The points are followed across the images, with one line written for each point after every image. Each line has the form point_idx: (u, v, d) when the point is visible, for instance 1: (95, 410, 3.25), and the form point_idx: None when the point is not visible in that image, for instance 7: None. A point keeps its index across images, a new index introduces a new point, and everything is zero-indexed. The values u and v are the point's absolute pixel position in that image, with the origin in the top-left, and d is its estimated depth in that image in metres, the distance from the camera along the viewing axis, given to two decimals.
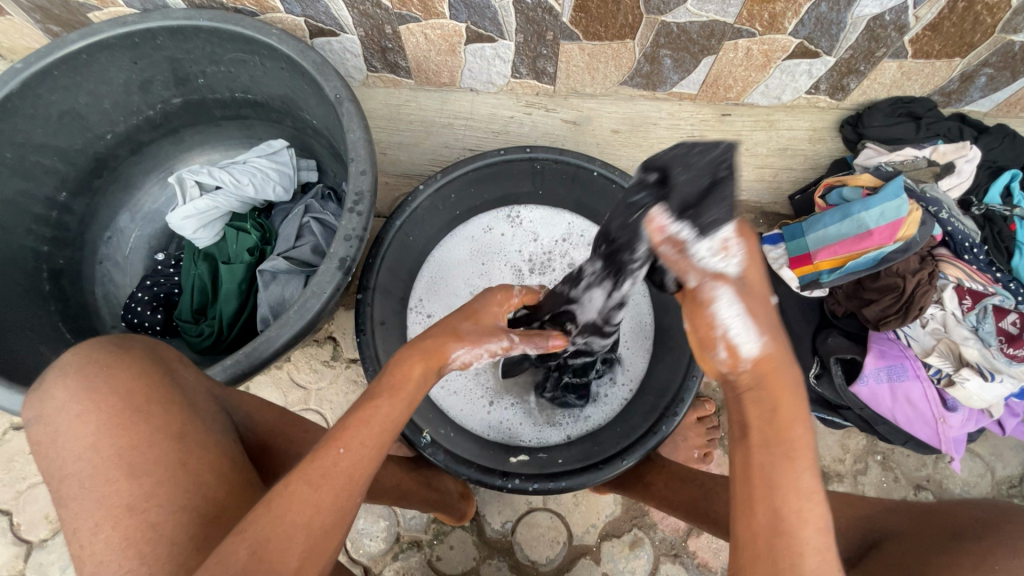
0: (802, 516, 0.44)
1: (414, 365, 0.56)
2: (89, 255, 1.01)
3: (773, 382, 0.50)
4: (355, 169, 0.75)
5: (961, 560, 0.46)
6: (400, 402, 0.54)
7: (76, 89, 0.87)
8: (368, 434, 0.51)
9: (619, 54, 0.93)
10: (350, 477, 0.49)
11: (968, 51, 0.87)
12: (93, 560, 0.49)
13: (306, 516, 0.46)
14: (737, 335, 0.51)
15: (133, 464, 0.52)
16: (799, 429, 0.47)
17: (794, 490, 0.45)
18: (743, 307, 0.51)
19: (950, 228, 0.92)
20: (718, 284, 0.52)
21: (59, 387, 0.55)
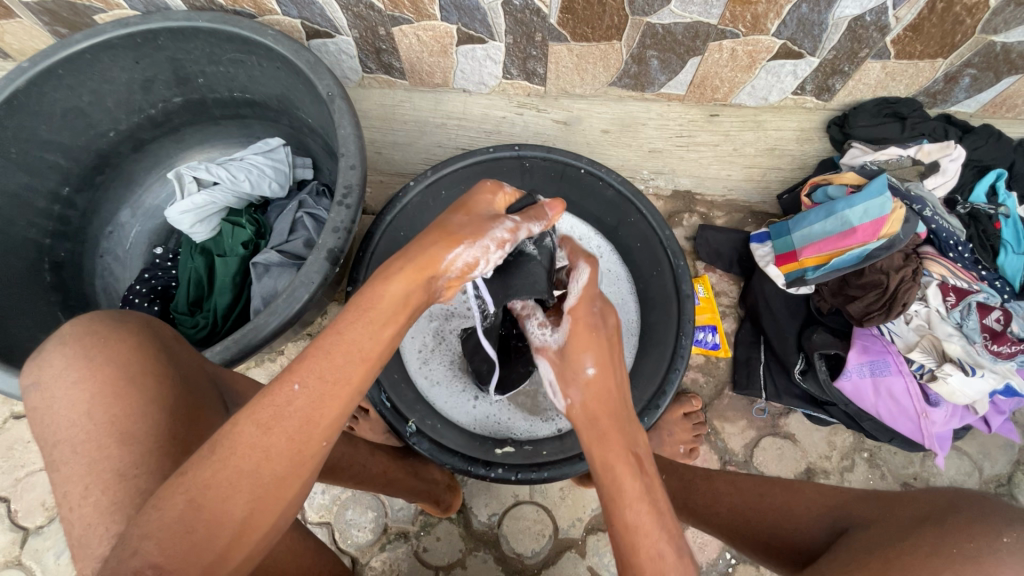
0: (637, 542, 0.54)
1: (393, 281, 0.55)
2: (90, 249, 1.04)
3: (593, 428, 0.62)
4: (345, 164, 0.77)
5: (918, 539, 0.50)
6: (374, 328, 0.53)
7: (79, 88, 0.90)
8: (326, 366, 0.51)
9: (606, 55, 0.95)
10: (307, 411, 0.49)
11: (951, 51, 0.88)
12: (82, 522, 0.52)
13: (255, 459, 0.47)
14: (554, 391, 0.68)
15: (124, 431, 0.55)
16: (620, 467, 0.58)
17: (624, 524, 0.55)
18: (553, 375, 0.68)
19: (935, 225, 0.93)
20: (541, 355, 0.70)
21: (57, 353, 0.58)
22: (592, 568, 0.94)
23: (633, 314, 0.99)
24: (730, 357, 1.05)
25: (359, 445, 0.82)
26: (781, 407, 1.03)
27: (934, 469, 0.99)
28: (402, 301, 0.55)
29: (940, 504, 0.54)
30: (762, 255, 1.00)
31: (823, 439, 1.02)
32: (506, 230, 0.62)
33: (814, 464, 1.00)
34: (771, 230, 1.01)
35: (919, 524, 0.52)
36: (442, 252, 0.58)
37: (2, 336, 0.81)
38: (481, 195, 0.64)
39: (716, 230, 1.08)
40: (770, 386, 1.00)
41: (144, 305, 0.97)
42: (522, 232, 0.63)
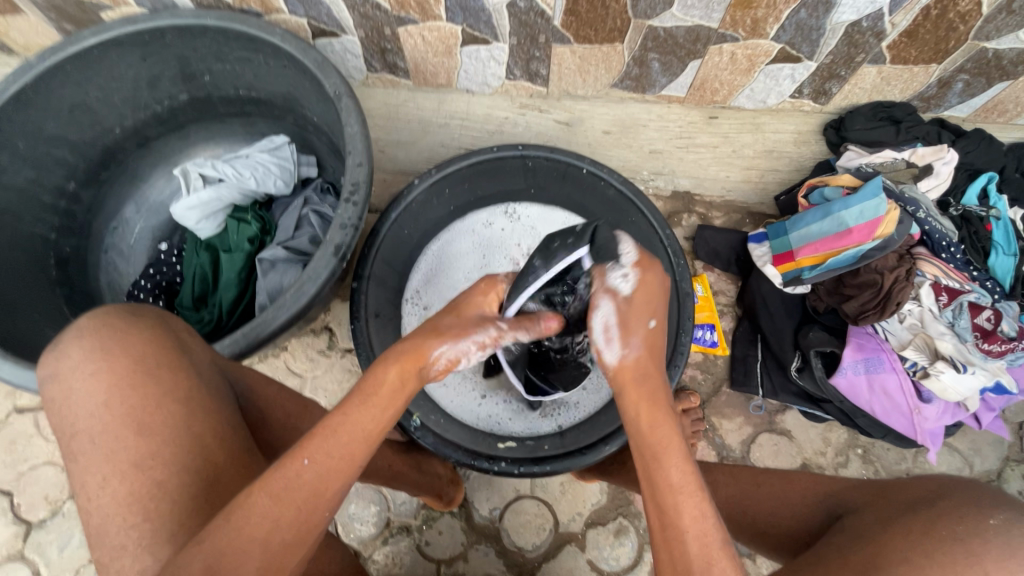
0: (680, 507, 0.50)
1: (389, 367, 0.60)
2: (95, 244, 1.05)
3: (638, 383, 0.59)
4: (352, 161, 0.79)
5: (912, 525, 0.53)
6: (375, 409, 0.57)
7: (87, 84, 0.91)
8: (335, 443, 0.53)
9: (609, 57, 0.97)
10: (315, 491, 0.51)
11: (944, 57, 0.90)
12: (99, 513, 0.53)
13: (267, 528, 0.49)
14: (605, 342, 0.62)
15: (141, 422, 0.56)
16: (661, 424, 0.56)
17: (665, 483, 0.52)
18: (614, 321, 0.61)
19: (928, 226, 0.95)
20: (603, 297, 0.63)
21: (74, 346, 0.59)
22: (592, 562, 0.95)
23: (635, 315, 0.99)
24: (727, 354, 1.08)
25: None
26: (777, 405, 1.05)
27: (926, 465, 1.02)
28: (397, 387, 0.59)
29: (926, 491, 0.56)
30: (759, 254, 1.03)
31: (818, 436, 1.04)
32: (490, 335, 0.66)
33: (810, 459, 1.02)
34: (769, 231, 1.03)
35: (907, 509, 0.55)
36: (428, 346, 0.62)
37: (10, 329, 0.81)
38: (475, 297, 0.70)
39: (715, 230, 1.10)
40: (766, 384, 1.02)
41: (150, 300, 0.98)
42: (507, 340, 0.66)
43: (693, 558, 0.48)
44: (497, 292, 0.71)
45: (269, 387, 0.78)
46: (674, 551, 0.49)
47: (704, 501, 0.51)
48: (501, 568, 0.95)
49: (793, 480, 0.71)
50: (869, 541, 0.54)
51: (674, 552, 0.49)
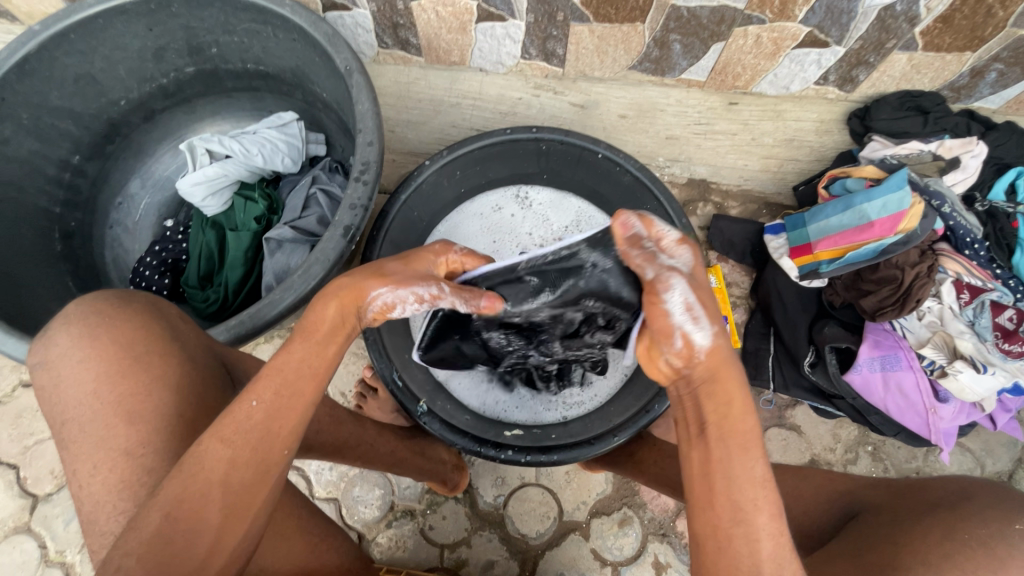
0: (758, 504, 0.49)
1: (328, 304, 0.56)
2: (99, 219, 1.03)
3: (730, 366, 0.53)
4: (363, 140, 0.76)
5: (935, 526, 0.51)
6: (320, 345, 0.55)
7: (91, 54, 0.88)
8: (281, 382, 0.52)
9: (628, 37, 0.93)
10: (262, 431, 0.50)
11: (979, 45, 0.86)
12: (91, 499, 0.54)
13: (221, 471, 0.48)
14: (692, 322, 0.52)
15: (130, 411, 0.56)
16: (743, 411, 0.52)
17: (749, 479, 0.49)
18: (695, 298, 0.53)
19: (953, 222, 0.91)
20: (674, 276, 0.54)
21: (62, 333, 0.58)
22: (595, 551, 0.95)
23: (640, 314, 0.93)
24: (740, 348, 1.06)
25: (367, 424, 0.82)
26: (788, 399, 1.04)
27: (938, 464, 1.00)
28: (338, 323, 0.56)
29: (949, 491, 0.55)
30: (775, 247, 1.00)
31: (828, 432, 1.02)
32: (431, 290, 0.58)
33: (818, 455, 1.01)
34: (786, 223, 1.00)
35: (928, 508, 0.54)
36: (368, 287, 0.56)
37: (15, 303, 0.80)
38: (426, 253, 0.62)
39: (731, 220, 1.07)
40: (778, 378, 1.00)
41: (155, 277, 0.97)
42: (444, 301, 0.59)
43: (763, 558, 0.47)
44: (445, 262, 0.64)
45: None
46: (748, 550, 0.47)
47: (780, 500, 0.49)
48: (504, 554, 0.95)
49: (807, 480, 0.70)
50: (888, 539, 0.53)
51: (748, 550, 0.47)
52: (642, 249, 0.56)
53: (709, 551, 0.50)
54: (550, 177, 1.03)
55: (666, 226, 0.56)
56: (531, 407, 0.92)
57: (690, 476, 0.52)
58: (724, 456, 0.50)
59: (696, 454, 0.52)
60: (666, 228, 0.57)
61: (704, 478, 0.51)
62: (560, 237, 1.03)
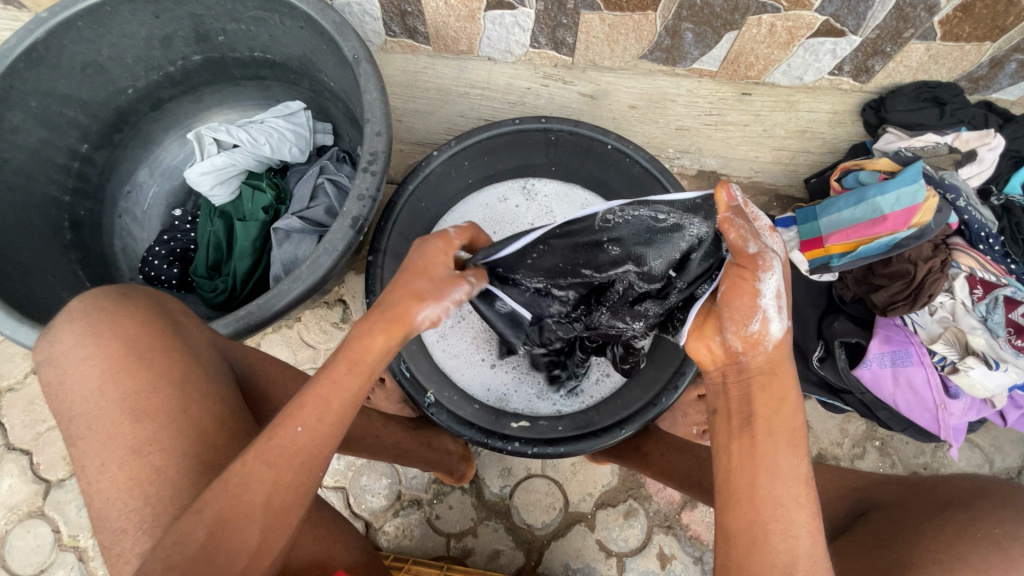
0: (799, 501, 0.50)
1: (376, 334, 0.54)
2: (108, 208, 1.04)
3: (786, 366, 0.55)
4: (371, 130, 0.76)
5: (947, 525, 0.51)
6: (365, 376, 0.54)
7: (99, 41, 0.88)
8: (325, 408, 0.52)
9: (639, 26, 0.91)
10: (308, 454, 0.51)
11: (999, 35, 0.84)
12: (101, 497, 0.54)
13: (267, 492, 0.49)
14: (775, 311, 0.53)
15: (137, 407, 0.56)
16: (794, 406, 0.53)
17: (794, 475, 0.50)
18: (785, 289, 0.53)
19: (967, 216, 0.91)
20: (775, 260, 0.53)
21: (65, 330, 0.59)
22: (601, 542, 0.96)
23: None
24: None
25: (371, 416, 0.83)
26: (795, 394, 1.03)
27: (946, 459, 1.00)
28: (385, 352, 0.55)
29: (960, 489, 0.55)
30: (786, 240, 0.99)
31: (835, 426, 1.02)
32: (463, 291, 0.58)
33: (826, 450, 1.01)
34: (797, 215, 0.99)
35: (939, 506, 0.54)
36: (411, 313, 0.54)
37: (27, 292, 0.81)
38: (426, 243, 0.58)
39: None
40: None
41: (164, 267, 0.97)
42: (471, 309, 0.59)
43: (801, 554, 0.48)
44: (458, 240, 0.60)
45: (274, 365, 0.77)
46: (784, 545, 0.48)
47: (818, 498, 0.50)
48: (510, 544, 0.96)
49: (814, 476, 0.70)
50: (898, 538, 0.53)
51: (787, 546, 0.48)
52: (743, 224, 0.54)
53: (744, 547, 0.50)
54: (558, 168, 1.03)
55: (759, 213, 0.57)
56: (528, 398, 0.93)
57: (729, 469, 0.53)
58: (773, 453, 0.51)
59: (739, 447, 0.53)
60: (758, 214, 0.57)
61: (747, 470, 0.51)
62: None
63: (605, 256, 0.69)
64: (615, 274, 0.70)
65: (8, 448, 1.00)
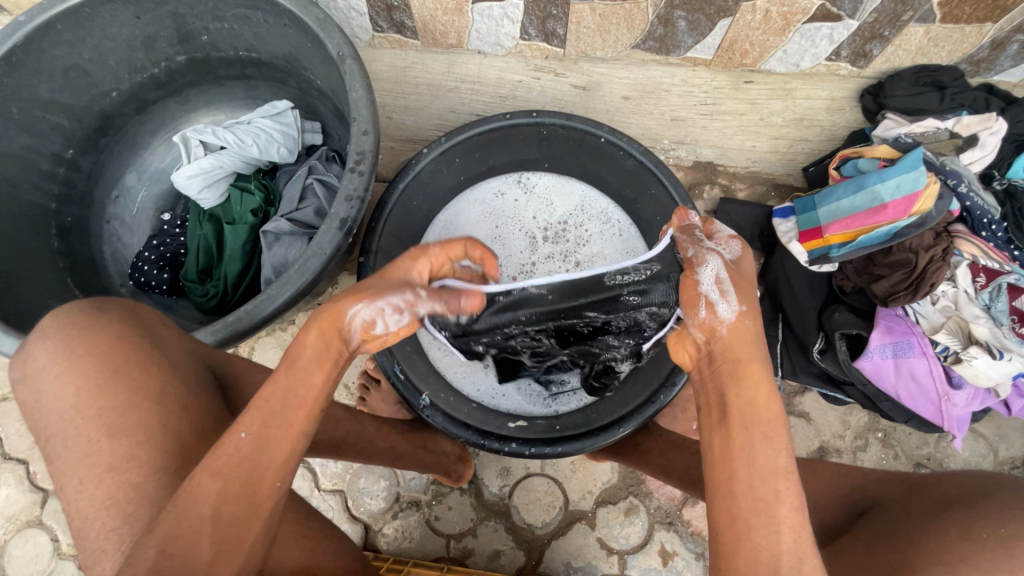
0: (779, 495, 0.48)
1: (310, 332, 0.54)
2: (96, 214, 1.02)
3: (744, 345, 0.54)
4: (357, 129, 0.74)
5: (949, 526, 0.50)
6: (303, 373, 0.54)
7: (80, 44, 0.86)
8: (269, 413, 0.51)
9: (631, 15, 0.89)
10: (251, 463, 0.49)
11: (1001, 15, 0.82)
12: (79, 516, 0.53)
13: (212, 504, 0.48)
14: (718, 295, 0.55)
15: (112, 424, 0.55)
16: (766, 395, 0.52)
17: (770, 469, 0.49)
18: (727, 276, 0.56)
19: (969, 202, 0.89)
20: (713, 255, 0.58)
21: (38, 346, 0.58)
22: (602, 540, 0.95)
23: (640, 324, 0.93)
24: None
25: (365, 420, 0.82)
26: (796, 386, 1.02)
27: (949, 449, 0.99)
28: (322, 352, 0.54)
29: (964, 488, 0.54)
30: (784, 231, 0.97)
31: (837, 419, 1.01)
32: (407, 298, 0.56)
33: (827, 442, 1.00)
34: (796, 206, 0.98)
35: (943, 505, 0.53)
36: (345, 306, 0.55)
37: (14, 301, 0.80)
38: (403, 258, 0.59)
39: (737, 203, 1.05)
40: (786, 365, 0.99)
41: (154, 272, 0.96)
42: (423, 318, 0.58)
43: (785, 548, 0.46)
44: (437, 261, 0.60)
45: (259, 373, 0.76)
46: (767, 541, 0.47)
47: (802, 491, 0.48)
48: (510, 543, 0.95)
49: (817, 472, 0.69)
50: (900, 538, 0.53)
51: (769, 542, 0.46)
52: (689, 236, 0.61)
53: (729, 544, 0.48)
54: (552, 163, 1.01)
55: (722, 226, 0.62)
56: (518, 400, 0.93)
57: (711, 464, 0.52)
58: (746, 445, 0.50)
59: (717, 441, 0.52)
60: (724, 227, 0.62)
61: (725, 467, 0.50)
62: (565, 222, 1.03)
63: (623, 306, 0.69)
64: (629, 313, 0.70)
65: (4, 458, 1.00)
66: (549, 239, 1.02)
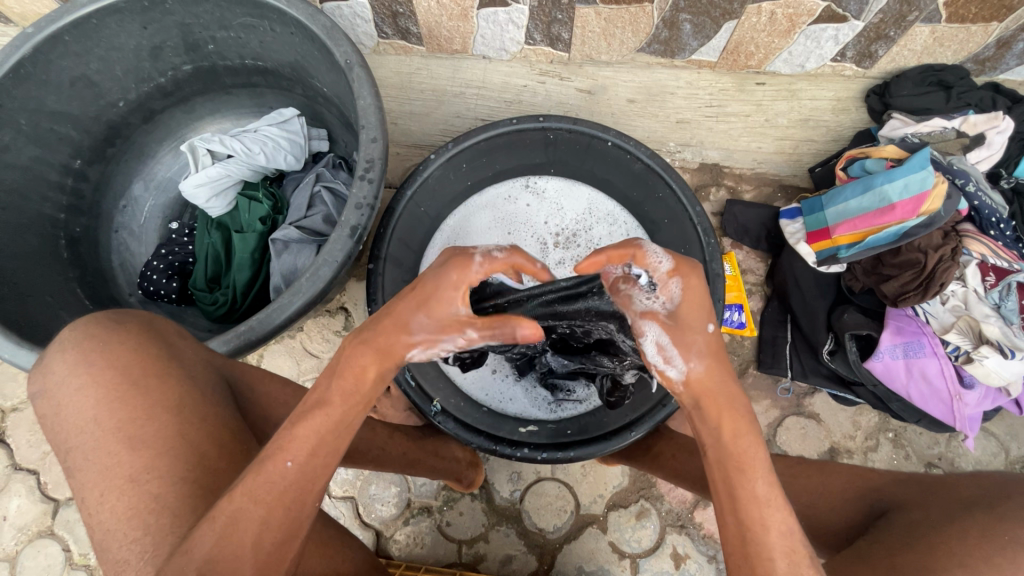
0: (766, 521, 0.48)
1: (365, 357, 0.55)
2: (105, 224, 1.02)
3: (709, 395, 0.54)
4: (366, 137, 0.74)
5: (972, 528, 0.51)
6: (354, 406, 0.54)
7: (87, 55, 0.86)
8: (315, 441, 0.52)
9: (636, 18, 0.89)
10: (292, 493, 0.50)
11: (1007, 14, 0.82)
12: (101, 528, 0.53)
13: (254, 531, 0.48)
14: (664, 362, 0.55)
15: (132, 436, 0.55)
16: (745, 436, 0.52)
17: (752, 497, 0.49)
18: (667, 340, 0.55)
19: (978, 202, 0.89)
20: (646, 320, 0.56)
21: (58, 359, 0.58)
22: (613, 543, 0.95)
23: None
24: (755, 336, 1.04)
25: (376, 427, 0.82)
26: (806, 387, 1.02)
27: (961, 449, 0.99)
28: (377, 379, 0.56)
29: (983, 490, 0.55)
30: (792, 232, 0.98)
31: (847, 419, 1.01)
32: (460, 340, 0.56)
33: (838, 443, 1.00)
34: (803, 206, 0.98)
35: (960, 507, 0.54)
36: (400, 348, 0.55)
37: (25, 313, 0.80)
38: (439, 288, 0.55)
39: (744, 204, 1.05)
40: (796, 366, 0.99)
41: (163, 281, 0.96)
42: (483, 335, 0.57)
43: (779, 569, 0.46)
44: (473, 285, 0.55)
45: (271, 380, 0.77)
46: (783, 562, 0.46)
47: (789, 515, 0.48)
48: (522, 548, 0.95)
49: (834, 476, 0.69)
50: (922, 539, 0.53)
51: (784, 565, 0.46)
52: (619, 291, 0.59)
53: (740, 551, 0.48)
54: (558, 168, 1.02)
55: (659, 257, 0.55)
56: (525, 403, 0.94)
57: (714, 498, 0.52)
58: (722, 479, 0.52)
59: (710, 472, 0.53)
60: (660, 258, 0.55)
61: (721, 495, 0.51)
62: (576, 227, 1.04)
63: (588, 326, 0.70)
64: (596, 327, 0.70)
65: (15, 469, 1.00)
66: (560, 245, 1.03)
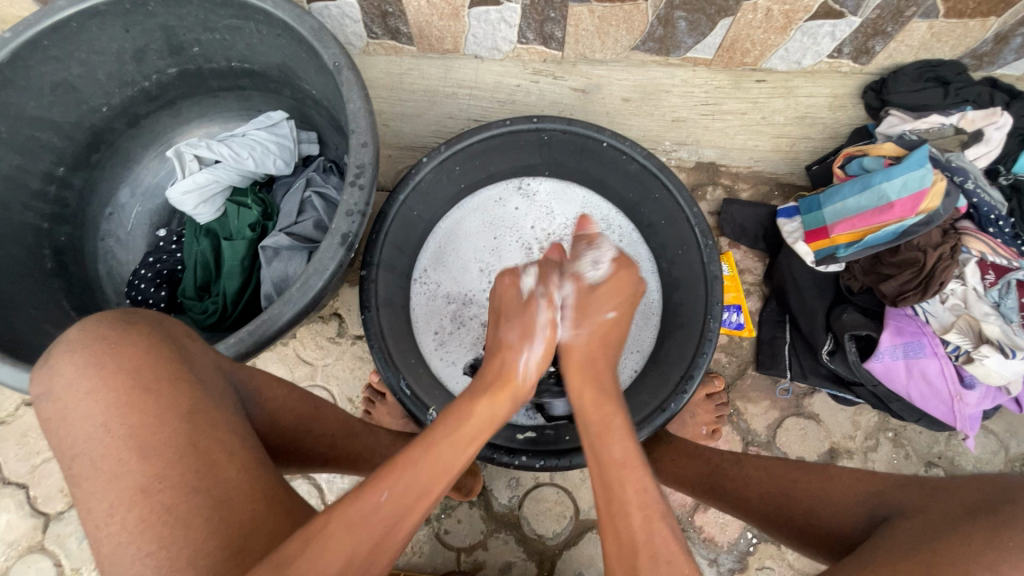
0: (655, 537, 0.51)
1: (480, 400, 0.62)
2: (90, 232, 1.00)
3: (584, 369, 0.69)
4: (356, 141, 0.72)
5: (973, 536, 0.50)
6: (463, 440, 0.57)
7: (68, 59, 0.84)
8: (412, 479, 0.52)
9: (631, 15, 0.87)
10: (382, 533, 0.50)
11: (1005, 9, 0.81)
12: (110, 541, 0.49)
13: (342, 561, 0.47)
14: (523, 340, 0.70)
15: (144, 443, 0.51)
16: (618, 446, 0.58)
17: (638, 507, 0.53)
18: (540, 322, 0.72)
19: (976, 199, 0.88)
20: (539, 297, 0.74)
21: (66, 362, 0.55)
22: None
23: (649, 341, 0.95)
24: (754, 336, 1.03)
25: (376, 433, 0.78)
26: (805, 388, 1.02)
27: (960, 447, 0.99)
28: (487, 419, 0.61)
29: (982, 494, 0.54)
30: (789, 231, 0.97)
31: (847, 419, 1.01)
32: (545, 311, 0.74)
33: (838, 444, 1.00)
34: (800, 205, 0.97)
35: (965, 517, 0.52)
36: (513, 358, 0.69)
37: (7, 327, 0.78)
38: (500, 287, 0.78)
39: (742, 204, 1.05)
40: (795, 367, 0.98)
41: (151, 290, 0.95)
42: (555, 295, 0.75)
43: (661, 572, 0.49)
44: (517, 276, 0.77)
45: (280, 387, 0.71)
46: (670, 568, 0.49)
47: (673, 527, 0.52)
48: (521, 555, 0.94)
49: (837, 475, 0.68)
50: (923, 547, 0.52)
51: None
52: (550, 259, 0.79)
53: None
54: (553, 170, 1.00)
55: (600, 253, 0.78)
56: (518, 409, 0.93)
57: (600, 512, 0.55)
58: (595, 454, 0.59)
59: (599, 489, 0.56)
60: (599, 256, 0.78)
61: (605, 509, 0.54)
62: (564, 230, 1.02)
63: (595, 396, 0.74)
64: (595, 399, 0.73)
65: (4, 483, 0.98)
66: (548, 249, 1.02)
